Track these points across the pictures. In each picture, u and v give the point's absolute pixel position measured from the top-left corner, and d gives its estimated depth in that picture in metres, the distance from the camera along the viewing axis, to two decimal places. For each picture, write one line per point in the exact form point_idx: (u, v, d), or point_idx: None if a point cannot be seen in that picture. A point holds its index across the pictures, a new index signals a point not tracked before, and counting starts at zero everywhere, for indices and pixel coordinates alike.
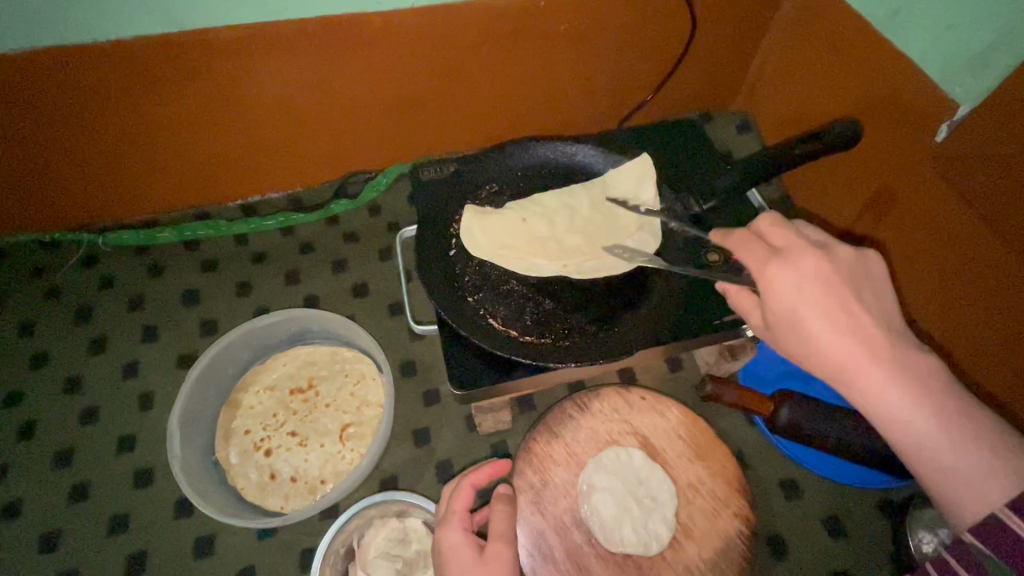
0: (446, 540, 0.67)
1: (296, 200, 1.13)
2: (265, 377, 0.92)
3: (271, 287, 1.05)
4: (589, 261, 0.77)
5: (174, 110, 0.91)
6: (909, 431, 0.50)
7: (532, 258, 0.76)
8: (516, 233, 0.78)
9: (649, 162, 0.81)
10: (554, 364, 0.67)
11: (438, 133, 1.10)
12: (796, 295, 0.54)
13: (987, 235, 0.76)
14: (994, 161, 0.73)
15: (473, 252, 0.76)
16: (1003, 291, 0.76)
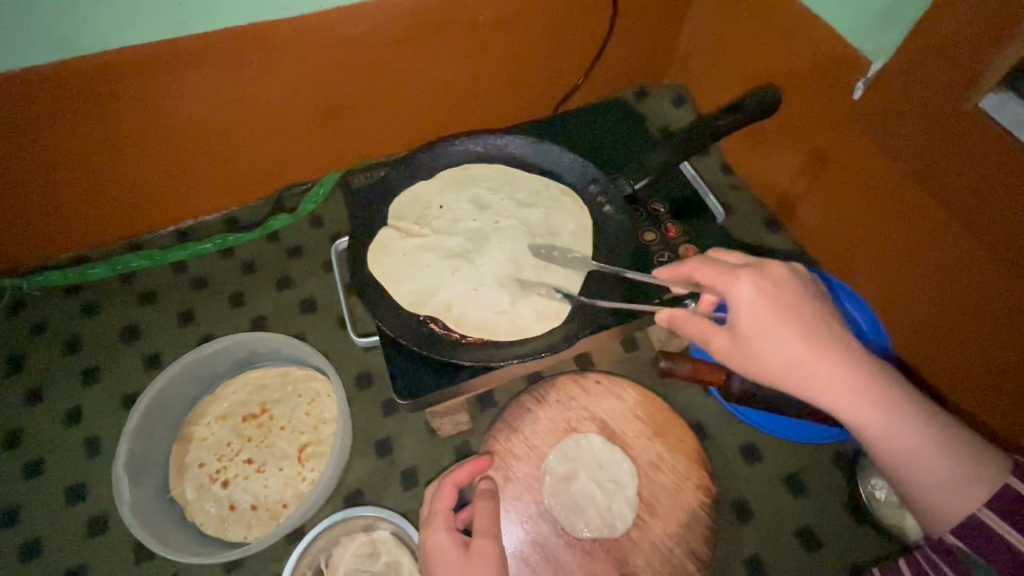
0: (430, 540, 0.63)
1: (233, 219, 1.09)
2: (216, 407, 0.89)
3: (214, 314, 1.02)
4: (489, 313, 0.71)
5: (84, 144, 0.87)
6: (908, 460, 0.50)
7: (436, 288, 0.73)
8: (428, 260, 0.75)
9: (580, 202, 0.80)
10: (495, 363, 0.65)
11: (370, 135, 1.07)
12: (767, 320, 0.51)
13: (912, 185, 0.78)
14: (908, 113, 0.74)
15: (374, 268, 0.74)
16: (934, 239, 0.78)
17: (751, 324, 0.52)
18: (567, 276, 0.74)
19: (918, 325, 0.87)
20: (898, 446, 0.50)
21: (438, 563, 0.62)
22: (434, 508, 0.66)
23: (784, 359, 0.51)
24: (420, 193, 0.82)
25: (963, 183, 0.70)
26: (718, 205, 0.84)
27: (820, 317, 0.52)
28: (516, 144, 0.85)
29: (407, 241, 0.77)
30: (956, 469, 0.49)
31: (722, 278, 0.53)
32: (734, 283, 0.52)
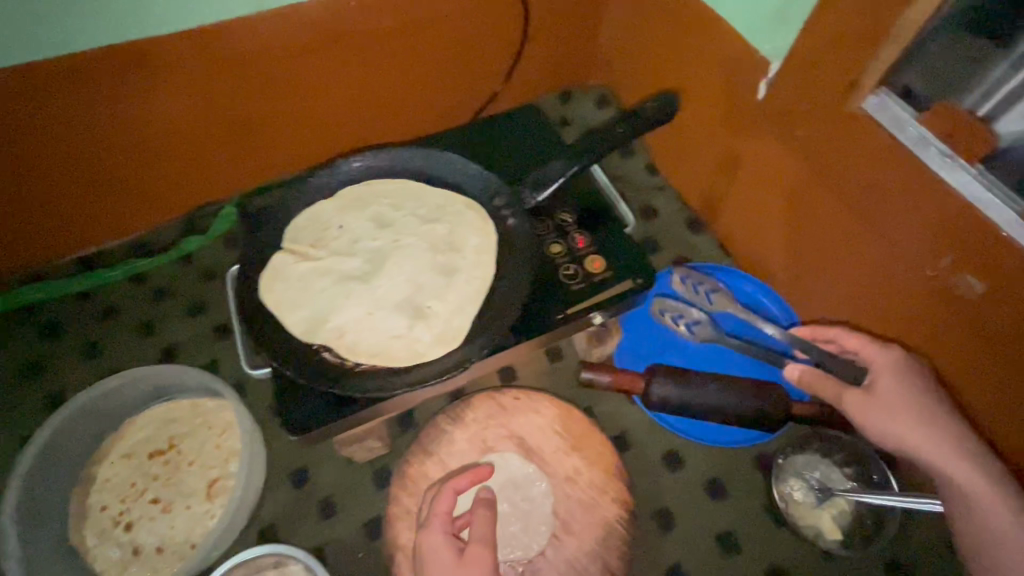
0: (426, 544, 0.62)
1: (141, 243, 1.04)
2: (121, 445, 0.85)
3: (123, 345, 0.97)
4: (382, 338, 0.68)
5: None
6: (997, 512, 0.64)
7: (330, 314, 0.70)
8: (323, 285, 0.72)
9: (483, 212, 0.78)
10: (387, 393, 0.63)
11: (277, 152, 1.03)
12: (898, 388, 0.70)
13: (812, 186, 0.77)
14: (800, 116, 0.74)
15: (264, 297, 0.71)
16: (836, 240, 0.77)
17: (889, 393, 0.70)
18: (465, 296, 0.71)
19: (832, 322, 0.86)
20: (975, 492, 0.65)
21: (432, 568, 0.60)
22: (434, 510, 0.64)
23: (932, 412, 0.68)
24: (319, 213, 0.78)
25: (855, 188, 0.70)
26: (629, 212, 0.84)
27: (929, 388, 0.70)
28: (418, 156, 0.82)
29: (302, 264, 0.74)
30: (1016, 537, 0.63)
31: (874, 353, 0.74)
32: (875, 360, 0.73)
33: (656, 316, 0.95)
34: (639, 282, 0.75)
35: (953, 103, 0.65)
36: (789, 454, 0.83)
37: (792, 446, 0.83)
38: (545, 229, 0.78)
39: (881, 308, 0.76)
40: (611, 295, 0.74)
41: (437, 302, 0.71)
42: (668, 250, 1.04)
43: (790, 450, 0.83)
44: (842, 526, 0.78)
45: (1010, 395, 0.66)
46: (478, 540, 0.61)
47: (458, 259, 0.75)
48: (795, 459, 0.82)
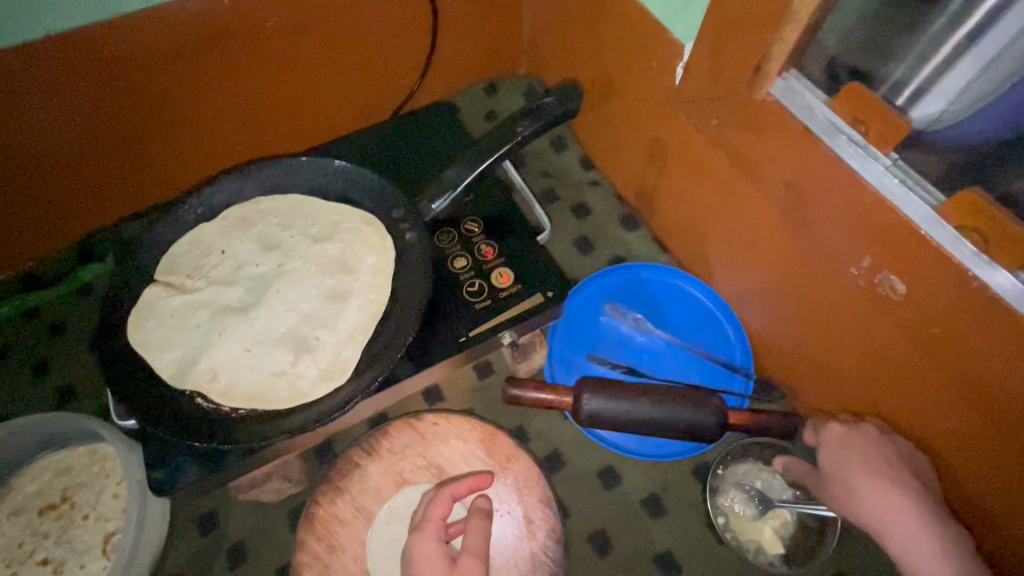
0: (418, 550, 0.59)
1: (31, 275, 0.96)
2: (9, 501, 0.78)
3: (16, 388, 0.90)
4: (263, 376, 0.62)
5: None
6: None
7: (205, 353, 0.63)
8: (200, 320, 0.66)
9: (379, 227, 0.71)
10: (257, 444, 0.57)
11: (161, 168, 0.93)
12: (841, 462, 0.67)
13: (738, 178, 0.71)
14: (718, 102, 0.67)
15: (133, 338, 0.64)
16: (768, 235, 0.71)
17: (834, 470, 0.67)
18: (357, 323, 0.65)
19: (769, 321, 0.81)
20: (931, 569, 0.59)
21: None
22: (428, 515, 0.62)
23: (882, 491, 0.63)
24: (198, 237, 0.71)
25: (779, 182, 0.63)
26: (544, 216, 0.77)
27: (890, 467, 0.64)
28: (309, 167, 0.75)
29: (176, 298, 0.67)
30: None
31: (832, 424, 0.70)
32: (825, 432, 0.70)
33: (588, 322, 0.89)
34: (551, 295, 0.68)
35: (874, 83, 0.58)
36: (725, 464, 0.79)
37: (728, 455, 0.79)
38: (448, 242, 0.72)
39: (814, 309, 0.70)
40: (520, 311, 0.67)
41: (325, 333, 0.65)
42: (602, 248, 0.98)
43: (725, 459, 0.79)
44: (783, 539, 0.74)
45: (941, 404, 0.61)
46: (473, 546, 0.58)
47: (350, 282, 0.68)
48: (732, 469, 0.79)
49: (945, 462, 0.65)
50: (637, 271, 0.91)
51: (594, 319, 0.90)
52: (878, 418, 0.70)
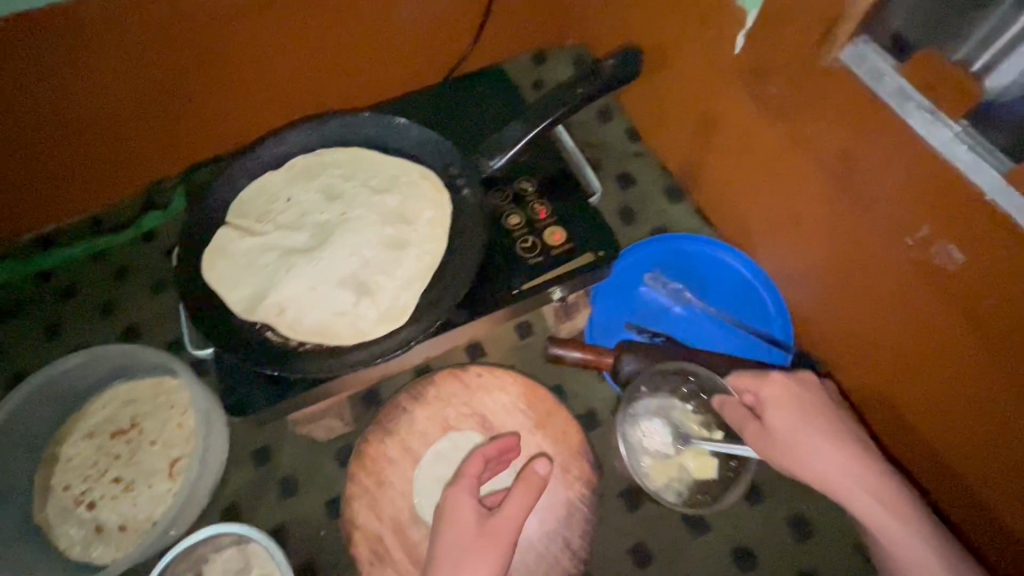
0: (456, 496, 0.59)
1: (99, 219, 1.01)
2: (82, 425, 0.84)
3: (86, 323, 0.94)
4: (327, 314, 0.66)
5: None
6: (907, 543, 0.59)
7: (272, 291, 0.67)
8: (268, 260, 0.70)
9: (436, 180, 0.74)
10: (328, 373, 0.62)
11: (209, 120, 0.95)
12: (791, 425, 0.65)
13: (793, 148, 0.71)
14: (783, 68, 0.67)
15: (206, 274, 0.68)
16: (818, 208, 0.71)
17: (785, 437, 0.65)
18: (415, 271, 0.69)
19: (806, 297, 0.82)
20: (880, 525, 0.60)
21: (450, 517, 0.58)
22: (464, 470, 0.63)
23: (836, 459, 0.63)
24: (266, 185, 0.75)
25: (838, 149, 0.64)
26: (594, 181, 0.79)
27: (833, 429, 0.65)
28: (369, 122, 0.78)
29: (246, 239, 0.70)
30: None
31: (763, 388, 0.68)
32: (762, 393, 0.68)
33: (629, 290, 0.91)
34: (602, 254, 0.70)
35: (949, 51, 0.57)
36: (633, 401, 0.79)
37: (637, 379, 0.79)
38: (502, 200, 0.74)
39: (854, 281, 0.71)
40: (571, 268, 0.70)
41: (384, 278, 0.68)
42: (645, 218, 0.99)
43: (629, 398, 0.79)
44: (708, 471, 0.77)
45: (959, 366, 0.62)
46: (514, 512, 0.58)
47: (408, 232, 0.71)
48: (643, 402, 0.79)
49: (938, 419, 0.69)
50: (679, 244, 0.92)
51: (635, 287, 0.91)
52: (899, 385, 0.72)
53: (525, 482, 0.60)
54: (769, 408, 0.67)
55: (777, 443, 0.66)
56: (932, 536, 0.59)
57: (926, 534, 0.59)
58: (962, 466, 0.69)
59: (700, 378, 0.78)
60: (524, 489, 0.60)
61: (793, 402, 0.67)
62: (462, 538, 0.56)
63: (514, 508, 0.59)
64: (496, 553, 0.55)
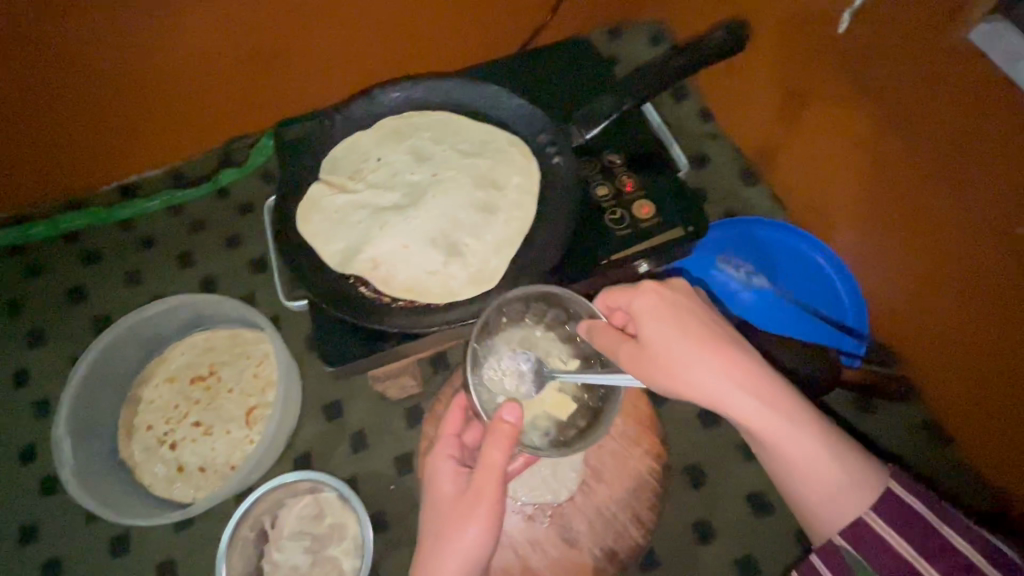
0: (437, 467, 0.57)
1: (178, 173, 1.03)
2: (163, 370, 0.87)
3: (167, 274, 0.98)
4: (419, 272, 0.67)
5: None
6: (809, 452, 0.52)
7: (367, 247, 0.68)
8: (360, 217, 0.71)
9: (525, 148, 0.74)
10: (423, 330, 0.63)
11: (288, 82, 0.96)
12: (664, 328, 0.53)
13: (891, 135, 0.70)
14: (894, 51, 0.65)
15: (302, 228, 0.70)
16: (906, 198, 0.71)
17: (656, 342, 0.53)
18: (504, 236, 0.69)
19: (879, 289, 0.82)
20: (777, 438, 0.51)
21: (435, 489, 0.56)
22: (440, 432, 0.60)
23: (694, 360, 0.51)
24: (357, 144, 0.76)
25: (941, 139, 0.63)
26: (682, 157, 0.78)
27: (693, 320, 0.53)
28: (460, 88, 0.78)
29: (339, 196, 0.72)
30: (841, 482, 0.52)
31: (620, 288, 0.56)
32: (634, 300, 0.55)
33: (698, 270, 0.91)
34: (690, 231, 0.70)
35: None
36: (489, 333, 0.62)
37: (530, 301, 0.62)
38: (590, 171, 0.74)
39: (926, 273, 0.72)
40: (659, 242, 0.70)
41: (474, 240, 0.69)
42: (716, 202, 0.98)
43: (489, 326, 0.62)
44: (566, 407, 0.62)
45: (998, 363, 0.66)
46: (491, 462, 0.52)
47: (498, 198, 0.72)
48: (502, 334, 0.62)
49: (968, 411, 0.73)
50: (754, 228, 0.90)
51: (707, 268, 0.91)
52: (937, 372, 0.76)
53: (491, 434, 0.51)
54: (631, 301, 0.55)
55: (653, 349, 0.53)
56: (824, 441, 0.52)
57: (810, 437, 0.52)
58: (977, 452, 0.75)
59: (572, 307, 0.61)
60: (495, 442, 0.51)
61: (660, 304, 0.54)
62: (445, 506, 0.54)
63: (493, 458, 0.52)
64: (479, 514, 0.52)
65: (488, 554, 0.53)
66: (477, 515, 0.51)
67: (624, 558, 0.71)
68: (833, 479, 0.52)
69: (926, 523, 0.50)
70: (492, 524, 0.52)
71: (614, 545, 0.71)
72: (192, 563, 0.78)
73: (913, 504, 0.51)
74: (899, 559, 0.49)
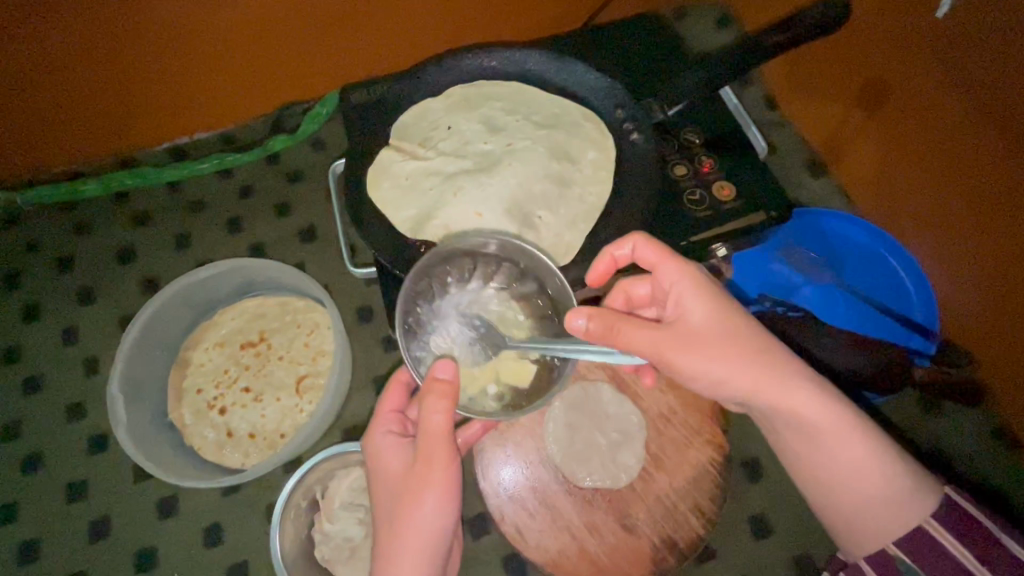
0: (377, 443, 0.59)
1: (229, 137, 1.01)
2: (213, 334, 0.86)
3: (214, 238, 0.95)
4: None
5: (2, 58, 0.75)
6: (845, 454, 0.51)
7: (438, 215, 0.67)
8: (432, 184, 0.69)
9: (601, 122, 0.72)
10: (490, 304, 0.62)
11: (341, 49, 0.93)
12: (720, 318, 0.52)
13: (985, 131, 0.66)
14: (998, 42, 0.61)
15: (372, 194, 0.69)
16: (993, 201, 0.67)
17: (712, 332, 0.52)
18: (579, 211, 0.68)
19: (954, 291, 0.78)
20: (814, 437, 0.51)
21: (381, 465, 0.58)
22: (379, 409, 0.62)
23: (755, 354, 0.51)
24: (427, 111, 0.74)
25: None
26: (761, 140, 0.74)
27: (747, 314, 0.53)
28: (534, 59, 0.76)
29: (410, 162, 0.70)
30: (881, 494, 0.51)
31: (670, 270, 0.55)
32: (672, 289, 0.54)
33: (762, 262, 0.85)
34: (771, 216, 0.68)
35: None
36: (434, 296, 0.61)
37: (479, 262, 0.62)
38: (670, 149, 0.71)
39: (1007, 278, 0.69)
40: (738, 228, 0.68)
41: (548, 215, 0.67)
42: None
43: (436, 290, 0.61)
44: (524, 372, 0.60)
45: None
46: (432, 426, 0.52)
47: (573, 172, 0.70)
48: (450, 299, 0.61)
49: None
50: (822, 221, 0.85)
51: (772, 260, 0.85)
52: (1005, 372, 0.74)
53: (427, 397, 0.51)
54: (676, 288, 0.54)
55: (709, 339, 0.51)
56: (883, 443, 0.52)
57: (870, 438, 0.51)
58: None
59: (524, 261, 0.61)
60: (434, 405, 0.52)
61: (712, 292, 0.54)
62: (394, 477, 0.56)
63: (436, 422, 0.52)
64: (428, 484, 0.53)
65: (452, 518, 0.54)
66: (427, 484, 0.53)
67: (683, 547, 0.70)
68: (895, 483, 0.51)
69: (979, 524, 0.50)
70: (447, 487, 0.53)
71: (674, 535, 0.70)
72: (239, 530, 0.76)
73: (966, 505, 0.51)
74: (950, 558, 0.50)
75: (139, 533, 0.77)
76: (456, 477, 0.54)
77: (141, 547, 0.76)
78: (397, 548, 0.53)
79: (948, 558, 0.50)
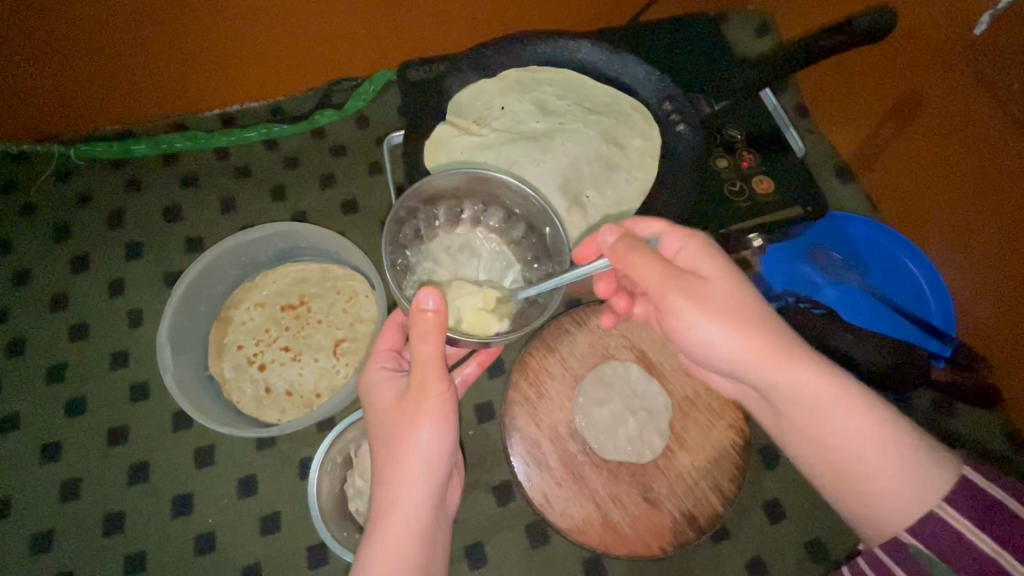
0: (371, 379, 0.62)
1: (277, 109, 1.02)
2: (255, 295, 0.89)
3: (257, 204, 0.97)
4: None
5: (70, 28, 0.78)
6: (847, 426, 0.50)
7: None
8: (486, 158, 0.73)
9: (649, 116, 0.76)
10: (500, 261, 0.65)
11: (392, 37, 0.94)
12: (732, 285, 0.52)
13: (1014, 154, 0.68)
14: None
15: (430, 166, 0.73)
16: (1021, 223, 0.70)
17: (723, 297, 0.52)
18: (624, 194, 0.73)
19: (982, 303, 0.80)
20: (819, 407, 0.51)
21: (375, 397, 0.61)
22: (376, 347, 0.66)
23: (760, 325, 0.51)
24: (482, 91, 0.77)
25: None
26: (798, 140, 0.77)
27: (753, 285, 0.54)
28: (588, 51, 0.80)
29: (466, 139, 0.74)
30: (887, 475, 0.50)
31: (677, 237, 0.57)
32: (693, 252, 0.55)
33: (786, 264, 0.89)
34: (808, 210, 0.72)
35: None
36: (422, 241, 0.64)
37: (461, 202, 0.63)
38: (711, 141, 0.76)
39: None
40: (779, 219, 0.73)
41: (592, 196, 0.73)
42: None
43: (422, 232, 0.64)
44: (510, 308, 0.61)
45: None
46: (423, 356, 0.54)
47: (621, 160, 0.74)
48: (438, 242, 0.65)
49: None
50: (845, 226, 0.89)
51: (799, 262, 0.89)
52: None
53: (416, 327, 0.52)
54: (682, 252, 0.56)
55: (717, 305, 0.51)
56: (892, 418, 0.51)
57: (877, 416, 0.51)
58: None
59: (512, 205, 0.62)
60: (423, 337, 0.53)
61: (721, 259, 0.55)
62: (386, 410, 0.58)
63: (427, 351, 0.53)
64: (423, 413, 0.55)
65: (448, 443, 0.57)
66: (421, 413, 0.55)
67: (702, 523, 0.72)
68: (907, 460, 0.50)
69: (1004, 507, 0.47)
70: (441, 414, 0.55)
71: (694, 511, 0.73)
72: (272, 482, 0.79)
73: (992, 490, 0.48)
74: (966, 544, 0.47)
75: (175, 480, 0.80)
76: (449, 404, 0.56)
77: (177, 493, 0.79)
78: (392, 473, 0.56)
79: (968, 547, 0.47)
